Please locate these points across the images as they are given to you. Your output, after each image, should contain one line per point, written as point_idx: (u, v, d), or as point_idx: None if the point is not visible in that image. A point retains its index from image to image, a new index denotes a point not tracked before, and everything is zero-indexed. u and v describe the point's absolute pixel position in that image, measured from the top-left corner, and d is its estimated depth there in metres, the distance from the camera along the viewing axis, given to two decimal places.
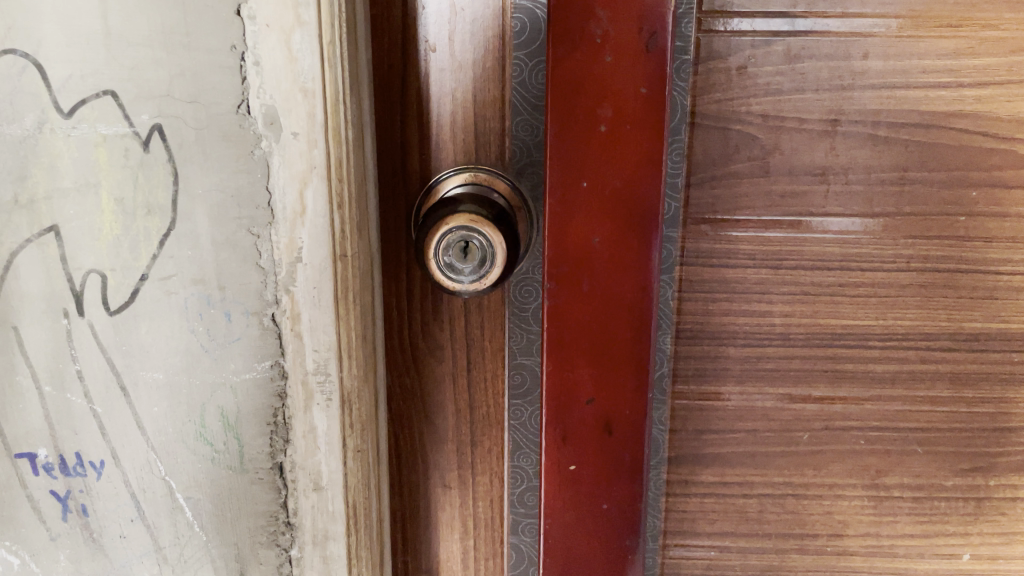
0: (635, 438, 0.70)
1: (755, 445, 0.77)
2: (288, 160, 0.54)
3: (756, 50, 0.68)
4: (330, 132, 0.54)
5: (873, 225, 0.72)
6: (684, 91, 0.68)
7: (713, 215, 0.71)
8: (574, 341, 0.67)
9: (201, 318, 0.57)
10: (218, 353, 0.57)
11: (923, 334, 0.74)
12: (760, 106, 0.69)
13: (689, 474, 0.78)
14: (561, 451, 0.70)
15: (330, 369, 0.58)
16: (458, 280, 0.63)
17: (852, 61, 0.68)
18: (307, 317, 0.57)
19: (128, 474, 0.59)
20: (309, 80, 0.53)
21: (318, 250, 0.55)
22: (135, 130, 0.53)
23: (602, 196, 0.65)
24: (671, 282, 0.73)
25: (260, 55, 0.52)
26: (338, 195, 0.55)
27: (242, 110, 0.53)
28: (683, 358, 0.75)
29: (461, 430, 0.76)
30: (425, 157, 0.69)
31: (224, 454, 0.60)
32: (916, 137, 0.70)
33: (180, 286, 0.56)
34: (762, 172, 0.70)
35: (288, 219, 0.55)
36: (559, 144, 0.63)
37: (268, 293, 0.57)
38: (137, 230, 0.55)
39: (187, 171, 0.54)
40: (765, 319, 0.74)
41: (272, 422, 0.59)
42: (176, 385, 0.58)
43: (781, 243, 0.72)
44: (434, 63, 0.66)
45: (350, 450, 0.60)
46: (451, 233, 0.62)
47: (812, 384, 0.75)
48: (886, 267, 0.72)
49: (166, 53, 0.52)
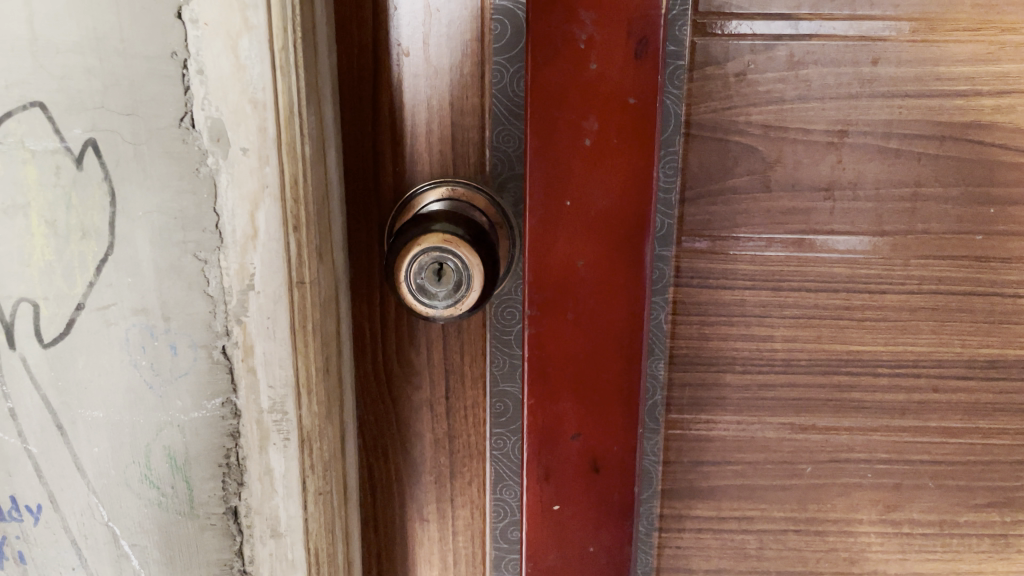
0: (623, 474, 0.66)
1: (755, 478, 0.72)
2: (236, 179, 0.49)
3: (756, 55, 0.62)
4: (283, 147, 0.48)
5: (883, 244, 0.66)
6: (677, 99, 0.62)
7: (710, 232, 0.66)
8: (559, 374, 0.63)
9: (145, 352, 0.51)
10: (164, 390, 0.52)
11: (936, 361, 0.69)
12: (760, 116, 0.64)
13: (683, 508, 0.73)
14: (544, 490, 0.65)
15: (287, 407, 0.53)
16: (432, 304, 0.57)
17: (861, 67, 0.63)
18: (261, 350, 0.52)
19: (69, 520, 0.54)
20: (259, 90, 0.47)
21: (273, 277, 0.50)
22: (67, 146, 0.48)
23: (588, 216, 0.60)
24: (664, 304, 0.67)
25: (204, 63, 0.47)
26: (294, 216, 0.50)
27: (185, 123, 0.48)
28: (677, 385, 0.70)
29: (439, 462, 0.70)
30: (398, 169, 0.64)
31: (173, 498, 0.54)
32: (930, 149, 0.65)
33: (120, 316, 0.51)
34: (763, 187, 0.65)
35: (239, 243, 0.50)
36: (542, 160, 0.59)
37: (217, 323, 0.51)
38: (71, 256, 0.50)
39: (126, 191, 0.49)
40: (766, 344, 0.68)
41: (224, 463, 0.54)
42: (118, 424, 0.53)
43: (784, 263, 0.67)
44: (408, 69, 0.61)
45: (311, 492, 0.55)
46: (425, 254, 0.56)
47: (816, 413, 0.70)
48: (896, 288, 0.67)
49: (99, 60, 0.47)
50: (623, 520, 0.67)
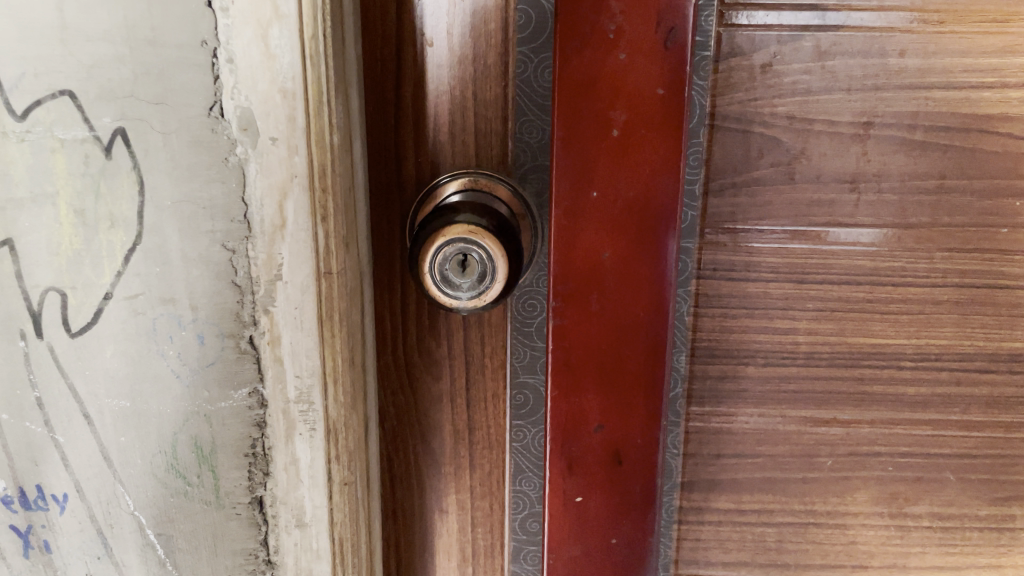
0: (646, 467, 0.66)
1: (775, 470, 0.72)
2: (265, 168, 0.49)
3: (783, 46, 0.62)
4: (312, 137, 0.48)
5: (907, 237, 0.66)
6: (703, 90, 0.62)
7: (733, 224, 0.66)
8: (583, 368, 0.63)
9: (172, 341, 0.51)
10: (191, 379, 0.52)
11: (957, 354, 0.69)
12: (785, 107, 0.63)
13: (703, 500, 0.73)
14: (566, 481, 0.65)
15: (313, 397, 0.53)
16: (456, 296, 0.58)
17: (887, 58, 0.63)
18: (288, 340, 0.52)
19: (95, 508, 0.54)
20: (289, 80, 0.47)
21: (300, 267, 0.50)
22: (96, 134, 0.48)
23: (613, 209, 0.60)
24: (687, 296, 0.67)
25: (234, 52, 0.47)
26: (322, 206, 0.50)
27: (214, 112, 0.48)
28: (699, 378, 0.70)
29: (459, 453, 0.71)
30: (421, 159, 0.63)
31: (199, 488, 0.54)
32: (955, 141, 0.65)
33: (147, 306, 0.51)
34: (787, 179, 0.65)
35: (267, 233, 0.50)
36: (567, 151, 0.59)
37: (244, 313, 0.51)
38: (99, 245, 0.49)
39: (154, 181, 0.48)
40: (787, 337, 0.68)
41: (250, 453, 0.54)
42: (144, 414, 0.53)
43: (806, 256, 0.66)
44: (432, 59, 0.61)
45: (336, 482, 0.55)
46: (450, 245, 0.56)
47: (836, 406, 0.70)
48: (919, 281, 0.67)
49: (129, 49, 0.46)
50: (644, 512, 0.67)
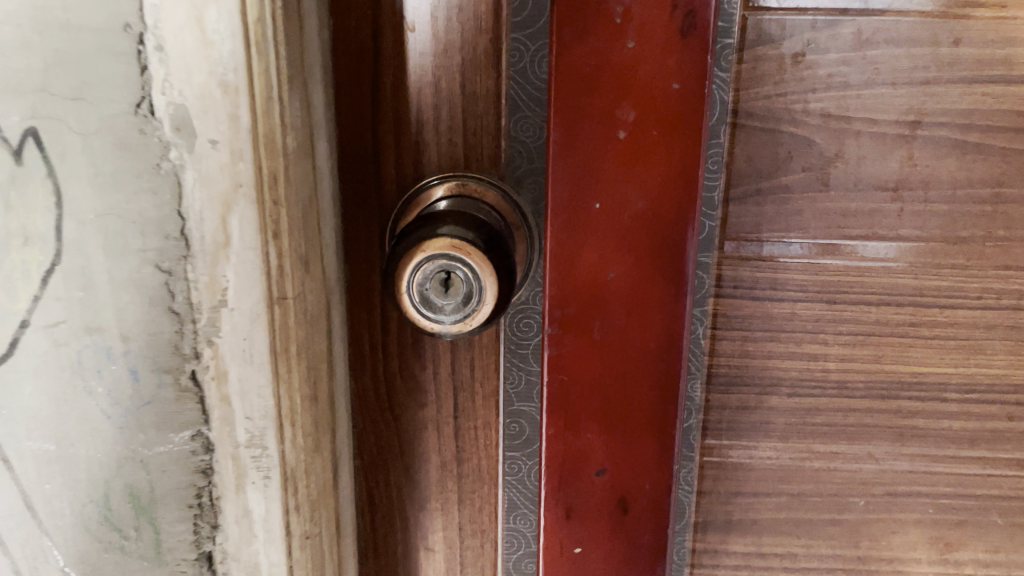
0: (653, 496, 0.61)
1: (801, 511, 0.64)
2: (204, 177, 0.41)
3: (817, 33, 0.54)
4: (260, 139, 0.41)
5: (957, 253, 0.58)
6: (725, 84, 0.53)
7: (757, 236, 0.58)
8: (584, 392, 0.58)
9: (100, 377, 0.44)
10: (125, 421, 0.45)
11: (1009, 385, 0.61)
12: (820, 103, 0.55)
13: (718, 542, 0.65)
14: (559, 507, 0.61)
15: (267, 441, 0.46)
16: (438, 318, 0.50)
17: (939, 48, 0.54)
18: (237, 376, 0.44)
19: (19, 564, 0.47)
20: (230, 72, 0.40)
21: (248, 292, 0.43)
22: (4, 136, 0.40)
23: (619, 216, 0.55)
24: (704, 317, 0.59)
25: (163, 38, 0.39)
26: (274, 221, 0.42)
27: (142, 110, 0.40)
28: (715, 408, 0.62)
29: (446, 487, 0.62)
30: (402, 162, 0.56)
31: (137, 542, 0.47)
32: (1013, 144, 0.56)
33: (70, 335, 0.43)
34: (820, 186, 0.57)
35: (208, 252, 0.42)
36: (567, 152, 0.54)
37: (184, 344, 0.44)
38: (13, 265, 0.42)
39: (74, 190, 0.41)
40: (817, 363, 0.60)
41: (195, 504, 0.47)
42: (72, 459, 0.45)
43: (840, 273, 0.58)
44: (413, 46, 0.53)
45: (297, 537, 0.48)
46: (431, 262, 0.48)
47: (872, 441, 0.62)
48: (969, 302, 0.59)
49: (38, 34, 0.39)
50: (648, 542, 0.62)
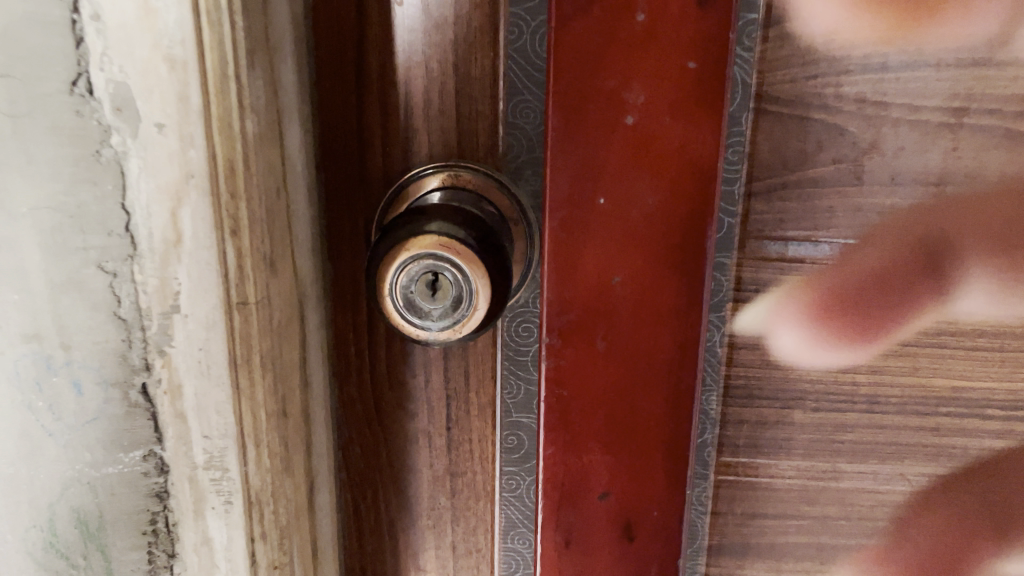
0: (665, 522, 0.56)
1: (825, 535, 0.59)
2: (151, 165, 0.36)
3: (855, 7, 0.48)
4: (214, 123, 0.36)
5: (1006, 257, 0.52)
6: (747, 65, 0.48)
7: (782, 235, 0.52)
8: (587, 409, 0.53)
9: (41, 391, 0.39)
10: (69, 440, 0.40)
11: None
12: (854, 87, 0.49)
13: (734, 566, 0.60)
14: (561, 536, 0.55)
15: (228, 463, 0.41)
16: (425, 325, 0.45)
17: (992, 25, 0.48)
18: (193, 391, 0.39)
19: None
20: (177, 45, 0.34)
21: (203, 297, 0.38)
22: None
23: (627, 215, 0.49)
24: (721, 324, 0.54)
25: (100, 5, 0.34)
26: (233, 216, 0.37)
27: (79, 89, 0.35)
28: (733, 423, 0.57)
29: (439, 504, 0.57)
30: (390, 150, 0.50)
31: (87, 571, 0.43)
32: None
33: (5, 344, 0.38)
34: (853, 179, 0.51)
35: (157, 252, 0.37)
36: (567, 144, 0.47)
37: (133, 355, 0.39)
38: None
39: (5, 180, 0.36)
40: (846, 376, 0.55)
41: (150, 531, 0.42)
42: (12, 481, 0.40)
43: (869, 281, 0.52)
44: (402, 21, 0.47)
45: (262, 567, 0.43)
46: (417, 261, 0.43)
47: (905, 462, 0.57)
48: (1019, 312, 0.53)
49: None
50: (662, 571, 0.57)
